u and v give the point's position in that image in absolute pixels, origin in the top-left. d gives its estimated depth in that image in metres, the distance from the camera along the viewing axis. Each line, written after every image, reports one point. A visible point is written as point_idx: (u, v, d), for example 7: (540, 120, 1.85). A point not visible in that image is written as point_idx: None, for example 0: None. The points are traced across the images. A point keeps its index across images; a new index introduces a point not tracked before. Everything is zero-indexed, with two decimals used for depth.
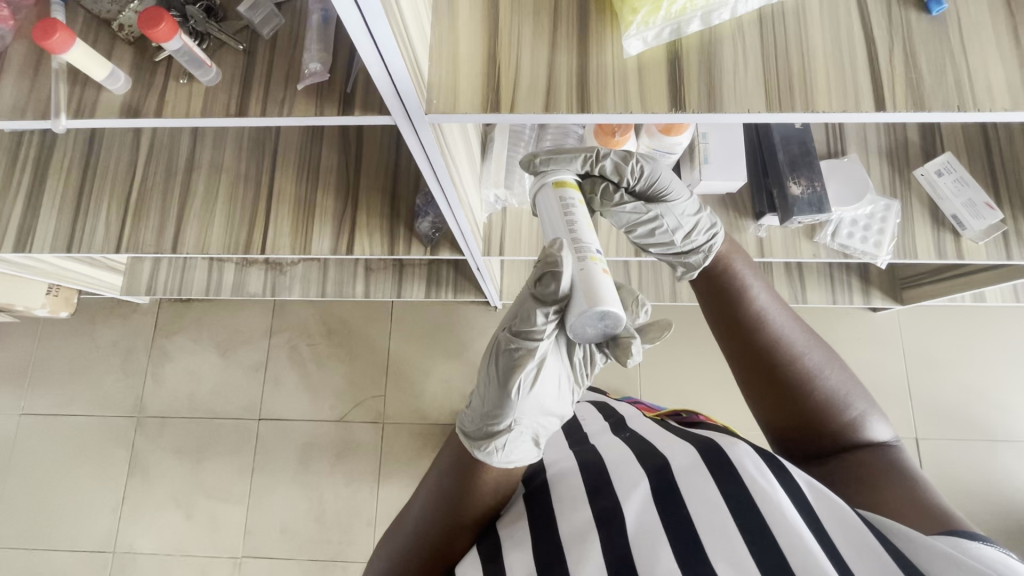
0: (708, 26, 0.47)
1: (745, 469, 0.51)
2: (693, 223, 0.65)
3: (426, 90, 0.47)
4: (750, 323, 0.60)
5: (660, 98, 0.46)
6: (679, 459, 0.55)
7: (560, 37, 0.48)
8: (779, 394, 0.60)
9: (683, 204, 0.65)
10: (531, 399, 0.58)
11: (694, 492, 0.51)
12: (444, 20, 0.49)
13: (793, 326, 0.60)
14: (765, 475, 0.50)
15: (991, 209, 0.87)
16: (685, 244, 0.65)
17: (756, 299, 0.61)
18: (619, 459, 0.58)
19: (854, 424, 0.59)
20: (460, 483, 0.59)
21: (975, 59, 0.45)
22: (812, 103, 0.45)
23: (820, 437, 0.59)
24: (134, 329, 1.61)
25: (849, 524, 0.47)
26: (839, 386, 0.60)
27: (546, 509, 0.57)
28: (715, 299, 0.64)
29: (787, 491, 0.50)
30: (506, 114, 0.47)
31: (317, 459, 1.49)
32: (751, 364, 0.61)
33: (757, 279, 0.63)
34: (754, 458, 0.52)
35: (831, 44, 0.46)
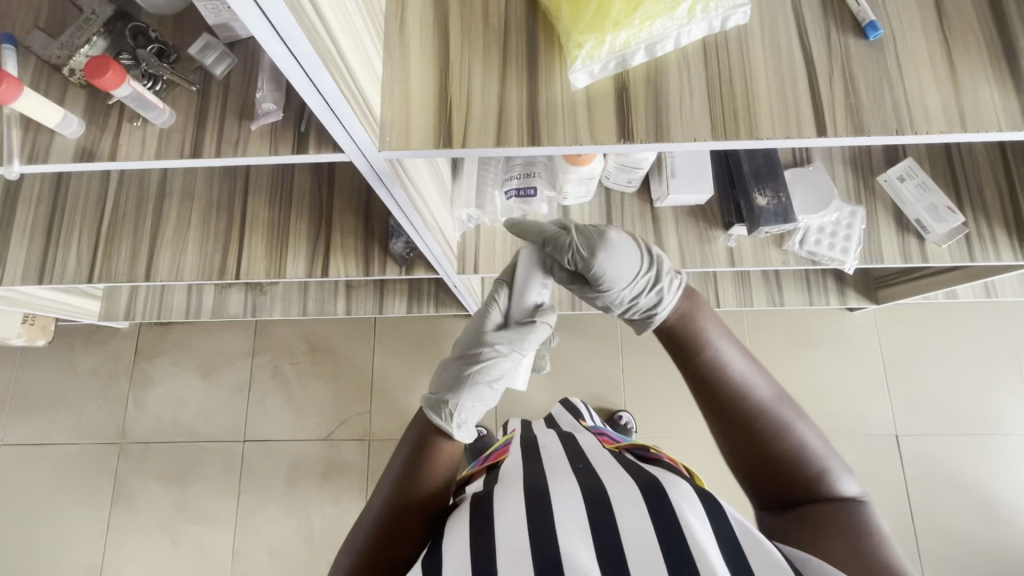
0: (654, 57, 0.48)
1: (680, 508, 0.50)
2: (629, 304, 0.70)
3: (379, 127, 0.47)
4: (709, 367, 0.58)
5: (608, 129, 0.47)
6: (620, 496, 0.53)
7: (509, 71, 0.49)
8: (742, 441, 0.57)
9: (620, 289, 0.69)
10: (484, 395, 0.71)
11: (630, 525, 0.50)
12: (397, 56, 0.49)
13: (752, 374, 0.58)
14: (699, 518, 0.49)
15: (953, 213, 0.87)
16: (623, 316, 0.72)
17: (713, 347, 0.59)
18: (562, 490, 0.56)
19: (822, 479, 0.55)
20: (415, 471, 0.61)
21: (912, 84, 0.47)
22: (756, 129, 0.46)
23: (783, 490, 0.56)
24: (114, 355, 1.59)
25: (773, 565, 0.46)
26: (807, 439, 0.56)
27: (484, 523, 0.53)
28: (675, 347, 0.63)
29: (717, 533, 0.49)
30: (458, 148, 0.48)
31: (303, 478, 1.49)
32: (712, 410, 0.59)
33: (722, 328, 0.61)
34: (692, 502, 0.51)
35: (772, 71, 0.48)
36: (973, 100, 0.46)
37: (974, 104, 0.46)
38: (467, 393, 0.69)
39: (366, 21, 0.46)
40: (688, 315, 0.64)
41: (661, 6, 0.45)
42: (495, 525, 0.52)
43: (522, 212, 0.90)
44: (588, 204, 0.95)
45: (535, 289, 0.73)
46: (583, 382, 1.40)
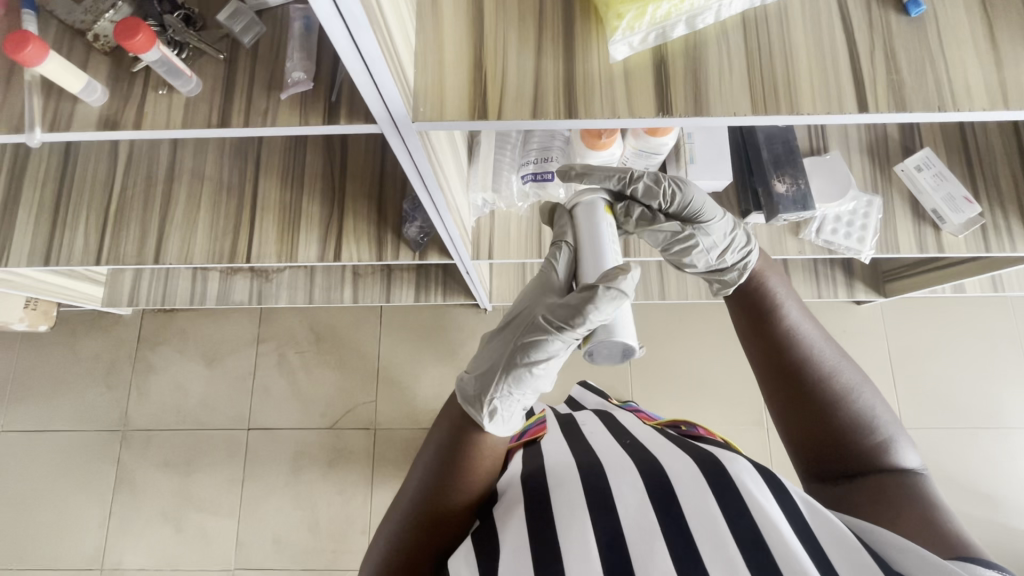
0: (693, 30, 0.47)
1: (743, 482, 0.51)
2: (726, 242, 0.66)
3: (412, 97, 0.47)
4: (783, 333, 0.61)
5: (646, 101, 0.46)
6: (679, 472, 0.55)
7: (546, 43, 0.48)
8: (815, 409, 0.59)
9: (716, 222, 0.66)
10: (527, 378, 0.61)
11: (692, 500, 0.51)
12: (430, 27, 0.48)
13: (821, 342, 0.61)
14: (763, 491, 0.51)
15: (970, 203, 0.89)
16: (718, 263, 0.67)
17: (786, 314, 0.62)
18: (615, 468, 0.58)
19: (884, 450, 0.57)
20: (456, 462, 0.58)
21: (954, 60, 0.46)
22: (796, 105, 0.46)
23: (850, 461, 0.58)
24: (117, 342, 1.57)
25: (845, 541, 0.47)
26: (872, 408, 0.59)
27: (544, 502, 0.54)
28: (745, 315, 0.65)
29: (781, 505, 0.50)
30: (493, 120, 0.47)
31: (310, 466, 1.48)
32: (784, 377, 0.60)
33: (792, 298, 0.64)
34: (753, 475, 0.52)
35: (814, 48, 0.47)
36: (1020, 79, 0.45)
37: (1022, 84, 0.45)
38: (508, 380, 0.60)
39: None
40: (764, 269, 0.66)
41: None
42: (555, 502, 0.54)
43: (537, 196, 0.91)
44: None
45: (608, 251, 0.60)
46: (592, 372, 1.40)
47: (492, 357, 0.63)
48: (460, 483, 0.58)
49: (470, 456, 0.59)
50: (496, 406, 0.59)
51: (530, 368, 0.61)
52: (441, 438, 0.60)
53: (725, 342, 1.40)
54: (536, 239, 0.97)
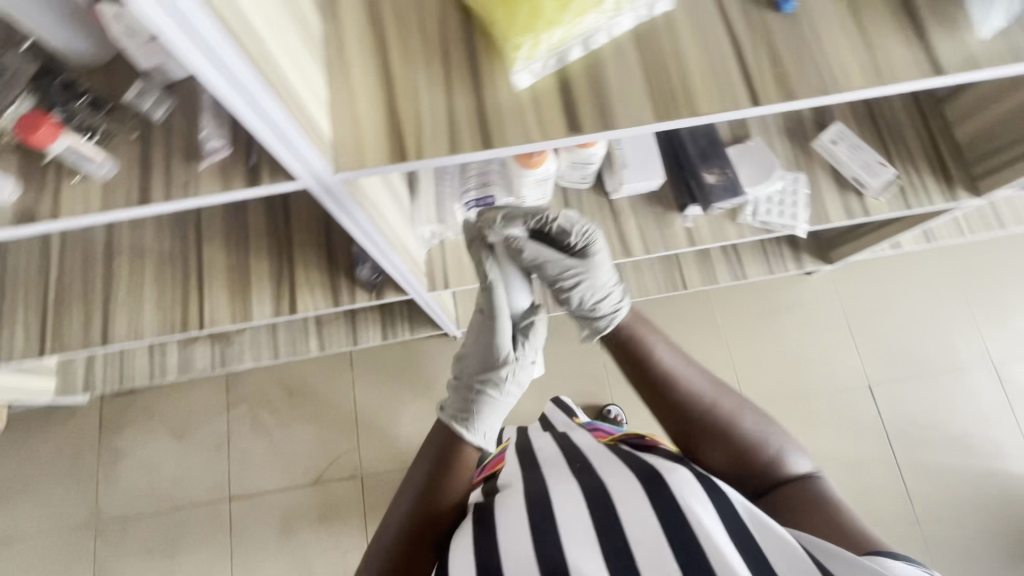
0: (590, 50, 0.50)
1: (682, 495, 0.53)
2: (607, 291, 0.79)
3: (331, 150, 0.48)
4: (660, 373, 0.67)
5: (556, 123, 0.48)
6: (623, 494, 0.56)
7: (454, 81, 0.50)
8: (707, 437, 0.63)
9: (603, 271, 0.79)
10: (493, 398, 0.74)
11: (635, 518, 0.53)
12: (340, 80, 0.50)
13: (696, 376, 0.67)
14: (702, 503, 0.52)
15: (885, 166, 0.95)
16: (593, 311, 0.78)
17: (658, 356, 0.69)
18: (560, 497, 0.59)
19: (778, 461, 0.62)
20: (442, 473, 0.65)
21: (828, 47, 0.50)
22: (695, 107, 0.49)
23: (754, 477, 0.61)
24: (77, 432, 1.50)
25: (782, 544, 0.50)
26: (757, 426, 0.64)
27: (489, 536, 0.56)
28: (630, 363, 0.71)
29: (721, 513, 0.52)
30: (413, 160, 0.48)
31: (300, 526, 1.43)
32: (673, 413, 0.65)
33: (663, 341, 0.71)
34: (692, 486, 0.54)
35: (703, 52, 0.50)
36: (889, 57, 0.49)
37: (891, 61, 0.49)
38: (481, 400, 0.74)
39: (306, 49, 0.46)
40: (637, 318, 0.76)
41: (589, 2, 0.47)
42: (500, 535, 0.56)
43: None
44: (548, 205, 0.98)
45: (518, 290, 0.81)
46: (569, 382, 1.41)
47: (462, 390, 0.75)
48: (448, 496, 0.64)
49: (458, 469, 0.66)
50: (481, 425, 0.72)
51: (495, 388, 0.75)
52: (432, 452, 0.67)
53: None
54: None
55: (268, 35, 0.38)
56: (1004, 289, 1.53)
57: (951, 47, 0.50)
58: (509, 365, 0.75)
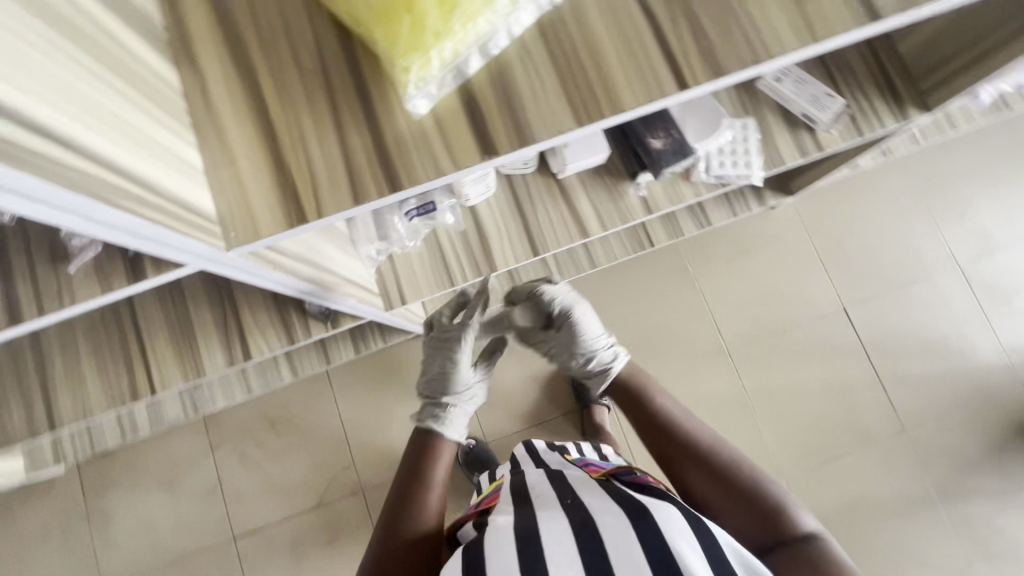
0: (491, 56, 0.43)
1: (669, 532, 0.54)
2: (594, 355, 0.94)
3: (218, 226, 0.42)
4: (666, 420, 0.76)
5: (468, 149, 0.43)
6: (612, 525, 0.56)
7: (344, 118, 0.43)
8: (708, 482, 0.67)
9: (590, 336, 0.95)
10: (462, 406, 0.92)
11: (624, 551, 0.53)
12: (213, 140, 0.43)
13: (700, 425, 0.74)
14: (687, 540, 0.53)
15: (832, 97, 0.91)
16: (587, 364, 0.95)
17: (665, 409, 0.78)
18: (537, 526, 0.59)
19: (781, 512, 0.62)
20: (411, 491, 0.75)
21: (755, 8, 0.44)
22: (618, 104, 0.43)
23: (756, 528, 0.62)
24: (59, 503, 1.44)
25: None
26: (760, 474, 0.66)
27: (478, 555, 0.56)
28: (638, 419, 0.80)
29: (707, 551, 0.53)
30: (314, 220, 0.42)
31: (311, 551, 1.43)
32: (677, 457, 0.71)
33: (669, 397, 0.81)
34: (679, 526, 0.55)
35: (618, 37, 0.44)
36: (822, 11, 0.44)
37: (823, 15, 0.44)
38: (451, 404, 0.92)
39: (172, 131, 0.40)
40: (634, 369, 0.91)
41: (478, 3, 0.40)
42: (488, 554, 0.56)
43: (428, 227, 0.87)
44: (495, 198, 0.93)
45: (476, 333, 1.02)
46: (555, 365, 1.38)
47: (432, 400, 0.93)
48: (420, 510, 0.72)
49: (425, 486, 0.75)
50: (452, 419, 0.89)
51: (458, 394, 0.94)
52: (401, 477, 0.78)
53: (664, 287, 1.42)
54: (444, 269, 0.93)
55: (129, 157, 0.33)
56: (962, 188, 1.53)
57: None
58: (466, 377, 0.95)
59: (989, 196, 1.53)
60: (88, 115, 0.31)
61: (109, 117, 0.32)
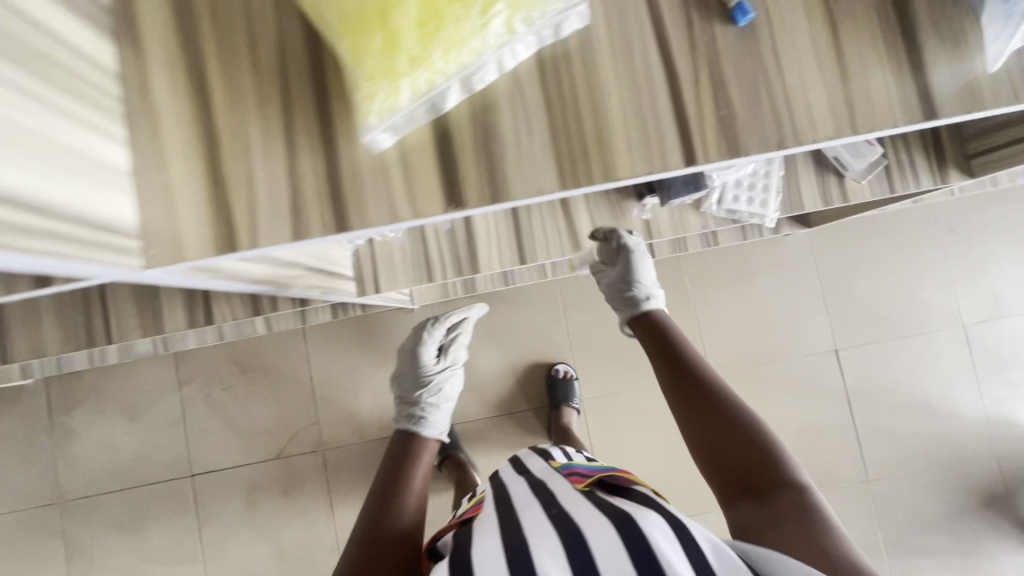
0: (473, 90, 0.37)
1: (654, 537, 0.52)
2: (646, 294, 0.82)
3: (137, 243, 0.36)
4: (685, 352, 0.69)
5: (431, 196, 0.37)
6: (599, 537, 0.55)
7: (297, 135, 0.37)
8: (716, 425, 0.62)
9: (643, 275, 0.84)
10: (437, 402, 0.91)
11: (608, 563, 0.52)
12: (145, 137, 0.37)
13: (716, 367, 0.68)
14: (671, 543, 0.52)
15: (870, 146, 0.83)
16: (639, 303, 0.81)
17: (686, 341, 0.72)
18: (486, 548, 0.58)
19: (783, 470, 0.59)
20: (393, 485, 0.72)
21: (792, 79, 0.38)
22: (612, 170, 0.37)
23: (753, 479, 0.59)
24: (25, 414, 1.45)
25: None
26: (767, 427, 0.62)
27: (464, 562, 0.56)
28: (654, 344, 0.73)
29: (689, 554, 0.52)
30: (246, 250, 0.37)
31: (265, 498, 1.45)
32: (687, 392, 0.65)
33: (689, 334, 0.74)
34: (664, 530, 0.54)
35: (628, 88, 0.38)
36: (867, 97, 0.38)
37: (868, 103, 0.38)
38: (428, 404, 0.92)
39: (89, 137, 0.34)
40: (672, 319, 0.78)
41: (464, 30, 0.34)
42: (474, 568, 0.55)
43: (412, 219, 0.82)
44: None
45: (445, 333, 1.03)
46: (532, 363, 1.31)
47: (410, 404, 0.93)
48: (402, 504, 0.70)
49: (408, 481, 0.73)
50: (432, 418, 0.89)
51: (432, 393, 0.94)
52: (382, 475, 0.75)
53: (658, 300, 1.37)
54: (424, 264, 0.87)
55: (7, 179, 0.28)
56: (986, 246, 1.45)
57: (948, 79, 0.38)
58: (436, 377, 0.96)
59: (1012, 258, 1.45)
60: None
61: None
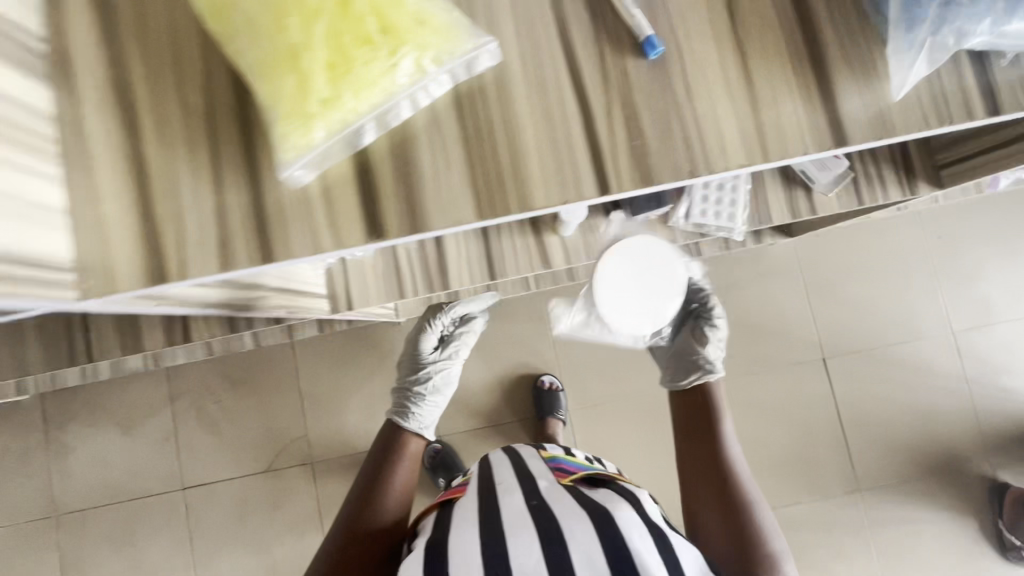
0: (391, 126, 0.38)
1: (630, 537, 0.58)
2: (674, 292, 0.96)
3: (75, 275, 0.38)
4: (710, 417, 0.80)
5: (352, 224, 0.38)
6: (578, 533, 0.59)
7: (224, 172, 0.39)
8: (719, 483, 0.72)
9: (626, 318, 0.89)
10: (430, 397, 0.89)
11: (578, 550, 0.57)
12: (82, 184, 0.39)
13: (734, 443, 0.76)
14: (643, 539, 0.58)
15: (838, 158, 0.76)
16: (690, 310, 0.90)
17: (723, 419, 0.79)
18: (465, 533, 0.64)
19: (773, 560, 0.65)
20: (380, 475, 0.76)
21: (702, 108, 0.39)
22: (527, 200, 0.38)
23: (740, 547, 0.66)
24: (23, 430, 1.49)
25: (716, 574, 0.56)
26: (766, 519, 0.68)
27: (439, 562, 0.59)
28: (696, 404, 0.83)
29: (662, 556, 0.57)
30: (178, 280, 0.39)
31: (255, 510, 1.46)
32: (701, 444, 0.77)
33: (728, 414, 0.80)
34: (637, 526, 0.60)
35: (543, 121, 0.39)
36: (779, 127, 0.38)
37: (779, 133, 0.38)
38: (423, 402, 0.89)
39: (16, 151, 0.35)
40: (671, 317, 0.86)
41: (372, 71, 0.35)
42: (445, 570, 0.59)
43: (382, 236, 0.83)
44: None
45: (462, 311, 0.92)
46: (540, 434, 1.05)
47: (399, 397, 0.90)
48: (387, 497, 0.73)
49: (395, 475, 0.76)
50: (422, 420, 0.86)
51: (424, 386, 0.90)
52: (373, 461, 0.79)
53: None
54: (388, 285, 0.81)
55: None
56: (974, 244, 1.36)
57: (858, 105, 0.39)
58: (433, 365, 0.92)
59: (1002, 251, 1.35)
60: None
61: None
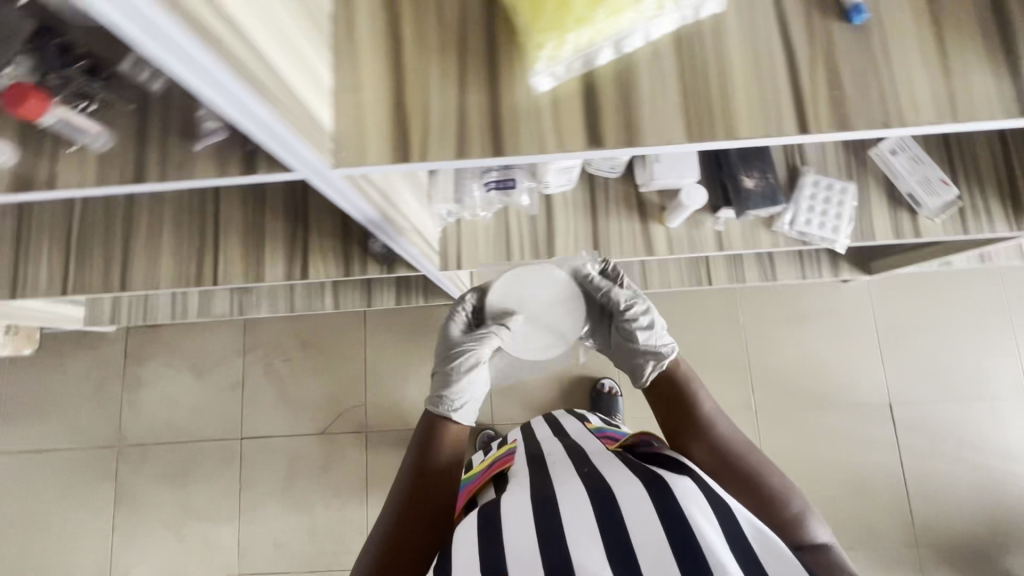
0: (621, 52, 0.45)
1: (688, 505, 0.51)
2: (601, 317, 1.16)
3: (332, 143, 0.44)
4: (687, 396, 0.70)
5: (575, 131, 0.44)
6: (630, 499, 0.53)
7: (469, 76, 0.45)
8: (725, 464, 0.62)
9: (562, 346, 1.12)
10: None
11: (637, 522, 0.51)
12: (347, 69, 0.45)
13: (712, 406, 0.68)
14: (706, 513, 0.51)
15: (946, 185, 0.84)
16: None
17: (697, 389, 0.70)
18: (513, 495, 0.58)
19: (801, 519, 0.57)
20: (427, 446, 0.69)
21: (898, 70, 0.43)
22: (734, 129, 0.43)
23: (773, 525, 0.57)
24: (102, 360, 1.57)
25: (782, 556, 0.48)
26: (779, 476, 0.61)
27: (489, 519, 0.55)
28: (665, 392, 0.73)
29: (725, 527, 0.50)
30: (418, 161, 0.45)
31: (305, 473, 1.49)
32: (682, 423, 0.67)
33: (700, 382, 0.72)
34: (697, 499, 0.52)
35: (754, 64, 0.44)
36: (969, 93, 0.43)
37: (969, 97, 0.43)
38: None
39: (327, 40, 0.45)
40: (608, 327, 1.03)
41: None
42: (506, 547, 0.51)
43: (502, 203, 0.88)
44: (572, 194, 0.92)
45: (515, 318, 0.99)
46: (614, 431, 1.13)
47: None
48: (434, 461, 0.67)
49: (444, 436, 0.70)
50: None
51: None
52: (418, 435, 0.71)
53: (705, 326, 1.44)
54: (504, 248, 0.90)
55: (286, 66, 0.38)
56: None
57: None
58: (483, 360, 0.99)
59: None
60: (270, 27, 0.36)
61: (275, 22, 0.37)
